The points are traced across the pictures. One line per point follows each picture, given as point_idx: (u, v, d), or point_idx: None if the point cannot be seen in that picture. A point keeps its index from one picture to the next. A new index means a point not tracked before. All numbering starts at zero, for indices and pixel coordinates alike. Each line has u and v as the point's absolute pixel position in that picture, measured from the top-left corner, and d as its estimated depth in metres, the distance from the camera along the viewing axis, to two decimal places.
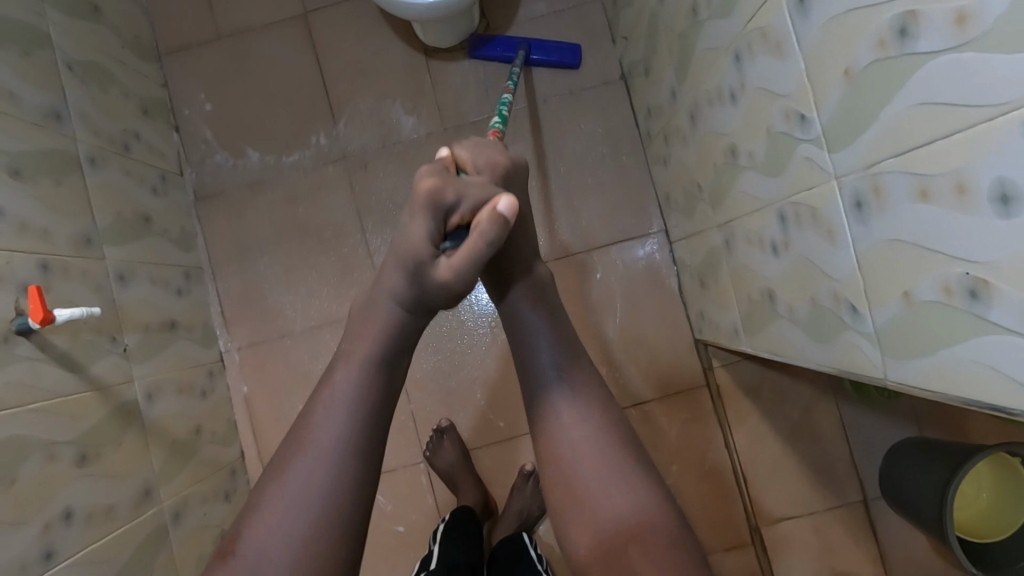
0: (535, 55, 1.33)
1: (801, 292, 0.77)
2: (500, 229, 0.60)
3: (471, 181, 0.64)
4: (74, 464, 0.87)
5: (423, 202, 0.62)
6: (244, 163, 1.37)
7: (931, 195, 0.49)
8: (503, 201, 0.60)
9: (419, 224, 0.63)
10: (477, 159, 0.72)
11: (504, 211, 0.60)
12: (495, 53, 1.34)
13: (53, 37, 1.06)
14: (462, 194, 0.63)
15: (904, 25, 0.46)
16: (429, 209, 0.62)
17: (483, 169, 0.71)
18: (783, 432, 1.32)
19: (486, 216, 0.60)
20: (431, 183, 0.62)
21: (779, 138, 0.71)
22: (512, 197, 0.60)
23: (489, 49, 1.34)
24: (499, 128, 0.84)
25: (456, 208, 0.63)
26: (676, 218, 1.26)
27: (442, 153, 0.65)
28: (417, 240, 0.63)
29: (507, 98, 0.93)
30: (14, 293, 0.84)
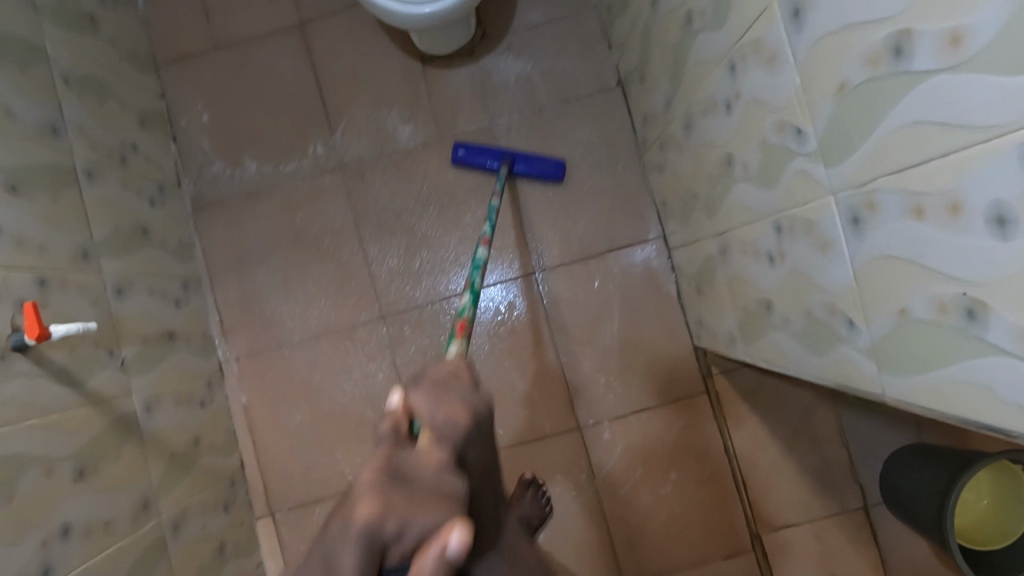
0: (519, 167, 1.32)
1: (796, 303, 0.77)
2: (446, 571, 0.43)
3: (420, 472, 0.47)
4: (73, 478, 0.87)
5: (357, 534, 0.43)
6: (241, 172, 1.37)
7: (925, 213, 0.48)
8: (452, 532, 0.42)
9: (342, 555, 0.43)
10: (434, 414, 0.55)
11: (453, 556, 0.42)
12: (480, 163, 1.32)
13: (50, 50, 1.06)
14: (406, 520, 0.43)
15: (897, 44, 0.46)
16: (362, 543, 0.43)
17: (444, 433, 0.54)
18: (782, 438, 1.32)
19: (426, 557, 0.42)
20: (371, 509, 0.43)
21: (772, 150, 0.71)
22: (464, 538, 0.42)
23: (473, 157, 1.32)
24: (468, 315, 0.88)
25: (398, 543, 0.43)
26: (673, 224, 1.26)
27: (394, 412, 0.54)
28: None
29: (480, 261, 0.98)
30: (10, 309, 0.84)
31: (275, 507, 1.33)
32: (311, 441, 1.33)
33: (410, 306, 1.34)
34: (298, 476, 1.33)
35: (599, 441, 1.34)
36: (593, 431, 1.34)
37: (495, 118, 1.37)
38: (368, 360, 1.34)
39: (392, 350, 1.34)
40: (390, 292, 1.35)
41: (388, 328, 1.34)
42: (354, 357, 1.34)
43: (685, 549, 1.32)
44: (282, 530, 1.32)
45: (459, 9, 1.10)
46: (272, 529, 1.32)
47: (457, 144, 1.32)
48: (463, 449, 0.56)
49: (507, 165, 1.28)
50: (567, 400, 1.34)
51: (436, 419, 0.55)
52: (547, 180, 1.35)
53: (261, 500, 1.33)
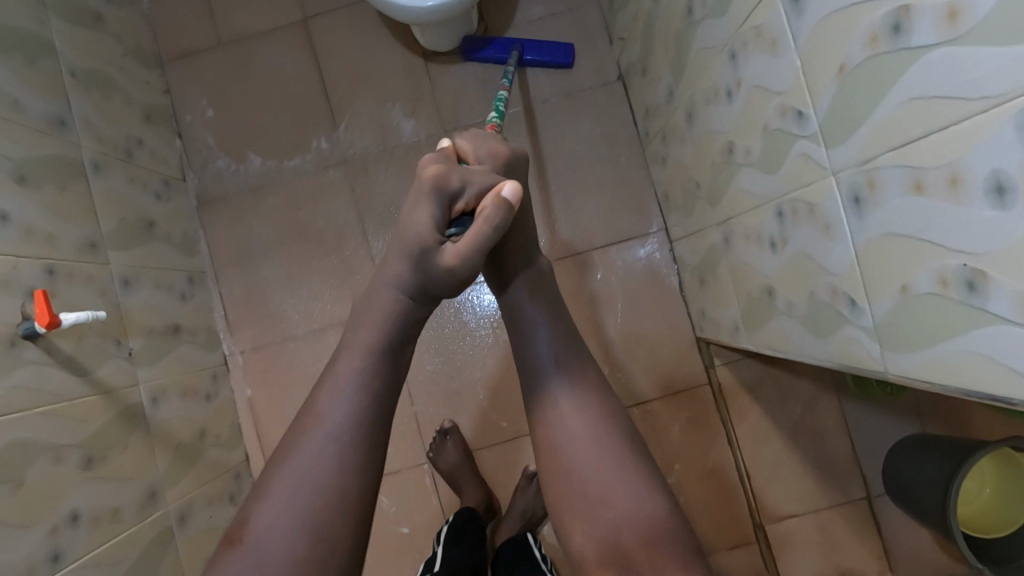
0: (529, 55, 1.34)
1: (800, 288, 0.77)
2: (502, 208, 0.68)
3: (474, 173, 0.72)
4: (81, 466, 0.88)
5: (432, 193, 0.69)
6: (245, 168, 1.38)
7: (926, 187, 0.49)
8: (507, 187, 0.69)
9: (423, 211, 0.69)
10: (478, 151, 0.79)
11: (507, 194, 0.68)
12: (488, 56, 1.33)
13: (57, 45, 1.07)
14: (465, 182, 0.71)
15: (897, 21, 0.47)
16: (435, 198, 0.69)
17: (483, 158, 0.79)
18: (785, 429, 1.32)
19: (488, 202, 0.68)
20: (437, 170, 0.70)
21: (775, 135, 0.71)
22: (515, 185, 0.69)
23: (482, 52, 1.33)
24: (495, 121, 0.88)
25: (462, 197, 0.71)
26: (675, 217, 1.26)
27: (445, 149, 0.77)
28: (423, 222, 0.69)
29: (503, 93, 0.93)
30: (20, 298, 0.84)
31: None
32: None
33: None
34: None
35: None
36: None
37: None
38: None
39: None
40: None
41: None
42: None
43: None
44: None
45: (462, 2, 1.11)
46: None
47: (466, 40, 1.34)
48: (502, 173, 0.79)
49: (518, 51, 1.30)
50: None
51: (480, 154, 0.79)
52: (554, 67, 1.37)
53: None
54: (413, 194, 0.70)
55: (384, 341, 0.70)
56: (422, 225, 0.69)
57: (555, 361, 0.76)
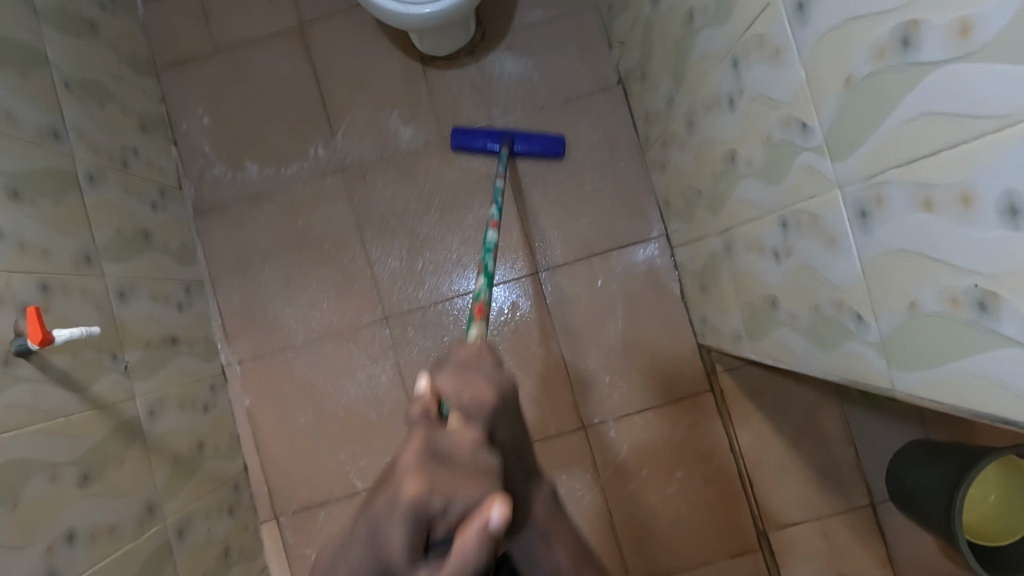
0: (520, 145, 1.31)
1: (803, 299, 0.76)
2: (488, 546, 0.43)
3: (458, 449, 0.49)
4: (78, 484, 0.87)
5: (404, 509, 0.44)
6: (242, 176, 1.37)
7: (935, 205, 0.48)
8: (493, 509, 0.43)
9: (395, 529, 0.44)
10: (461, 395, 0.57)
11: (494, 529, 0.42)
12: (480, 145, 1.31)
13: (50, 56, 1.06)
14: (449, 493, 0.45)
15: (905, 35, 0.46)
16: (411, 517, 0.44)
17: (472, 412, 0.55)
18: (788, 435, 1.31)
19: (468, 535, 0.42)
20: (418, 488, 0.45)
21: (777, 145, 0.70)
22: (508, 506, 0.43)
23: (473, 141, 1.31)
24: (483, 298, 0.88)
25: (444, 518, 0.45)
26: (676, 223, 1.25)
27: (423, 396, 0.55)
28: (391, 550, 0.44)
29: (491, 244, 1.00)
30: (13, 314, 0.83)
31: (280, 511, 1.32)
32: (315, 445, 1.33)
33: (412, 308, 1.34)
34: (303, 480, 1.32)
35: (604, 441, 1.33)
36: (598, 431, 1.34)
37: (496, 117, 1.36)
38: (372, 362, 1.34)
39: (395, 351, 1.34)
40: (393, 293, 1.34)
41: (390, 329, 1.34)
42: (357, 360, 1.34)
43: (692, 549, 1.31)
44: (287, 534, 1.31)
45: (460, 9, 1.10)
46: (277, 533, 1.32)
47: (456, 129, 1.32)
48: (492, 427, 0.57)
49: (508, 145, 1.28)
50: (571, 399, 1.34)
51: (462, 400, 0.56)
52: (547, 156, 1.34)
53: (266, 505, 1.32)
54: (386, 492, 0.46)
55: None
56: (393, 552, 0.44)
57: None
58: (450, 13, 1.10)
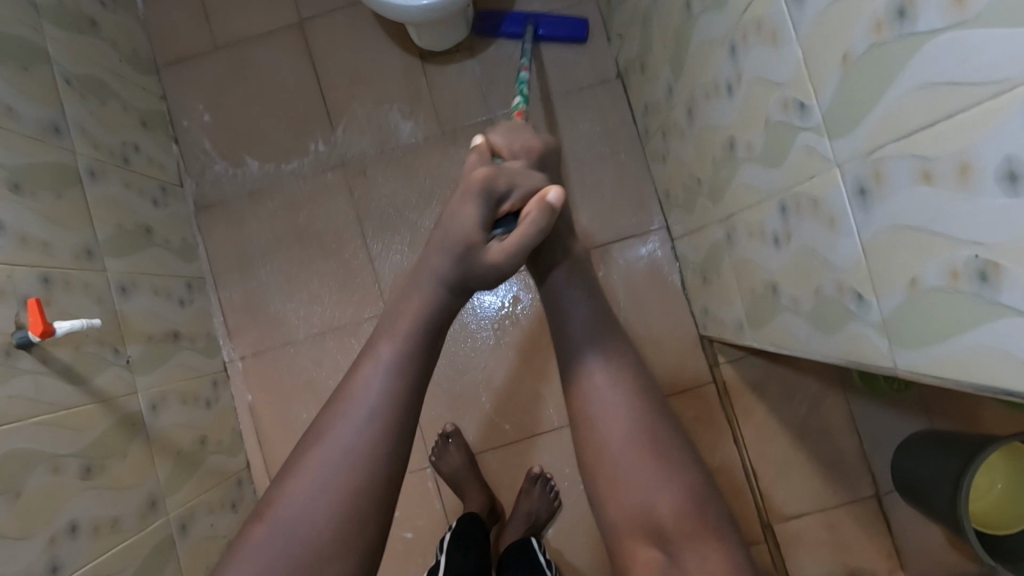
0: (542, 30, 1.33)
1: (805, 283, 0.76)
2: (547, 211, 0.67)
3: (514, 170, 0.70)
4: (80, 475, 0.87)
5: (480, 191, 0.67)
6: (243, 172, 1.38)
7: (934, 177, 0.48)
8: (550, 190, 0.68)
9: (471, 209, 0.67)
10: (512, 144, 0.79)
11: (552, 199, 0.67)
12: (502, 30, 1.34)
13: (51, 52, 1.06)
14: (512, 185, 0.69)
15: (901, 7, 0.46)
16: (483, 198, 0.67)
17: (519, 153, 0.79)
18: (792, 426, 1.30)
19: (533, 207, 0.67)
20: (487, 175, 0.68)
21: (777, 128, 0.70)
22: (560, 189, 0.68)
23: (496, 26, 1.34)
24: (522, 107, 0.95)
25: (509, 200, 0.69)
26: (677, 214, 1.25)
27: (479, 145, 0.76)
28: (468, 222, 0.66)
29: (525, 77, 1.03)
30: (14, 306, 0.83)
31: None
32: None
33: None
34: None
35: None
36: None
37: (495, 110, 1.37)
38: None
39: None
40: (394, 288, 1.35)
41: None
42: (359, 355, 1.34)
43: None
44: None
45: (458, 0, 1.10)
46: None
47: (480, 14, 1.34)
48: (537, 166, 0.80)
49: (531, 25, 1.30)
50: None
51: (515, 148, 0.79)
52: (571, 43, 1.36)
53: None
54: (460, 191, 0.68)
55: (426, 327, 0.64)
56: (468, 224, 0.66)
57: (589, 331, 0.72)
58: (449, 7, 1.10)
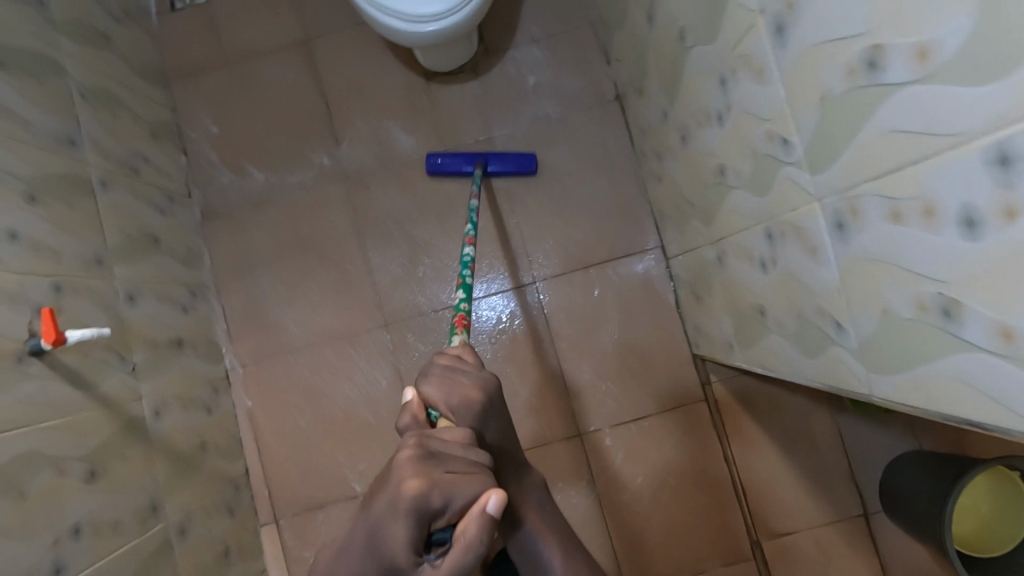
0: (492, 167, 1.34)
1: (787, 306, 0.79)
2: (486, 529, 0.55)
3: (451, 457, 0.60)
4: (84, 480, 0.88)
5: (408, 507, 0.55)
6: (248, 183, 1.41)
7: (903, 216, 0.51)
8: (489, 498, 0.55)
9: (400, 529, 0.55)
10: (450, 400, 0.73)
11: (491, 514, 0.55)
12: (453, 167, 1.34)
13: (67, 66, 1.09)
14: (450, 492, 0.57)
15: (871, 58, 0.49)
16: (415, 516, 0.56)
17: (458, 414, 0.73)
18: (782, 443, 1.30)
19: (470, 521, 0.55)
20: (417, 489, 0.56)
21: (763, 157, 0.74)
22: (501, 496, 0.55)
23: (447, 165, 1.34)
24: (466, 310, 0.96)
25: (444, 510, 0.56)
26: (671, 233, 1.26)
27: (411, 404, 0.73)
28: (396, 549, 0.56)
29: (468, 259, 1.04)
30: (27, 314, 0.85)
31: (280, 512, 1.34)
32: (315, 447, 1.35)
33: (413, 313, 1.37)
34: (302, 481, 1.34)
35: (600, 449, 1.33)
36: (594, 440, 1.34)
37: (496, 129, 1.39)
38: (371, 368, 1.36)
39: (395, 356, 1.36)
40: (391, 301, 1.37)
41: (391, 335, 1.37)
42: (358, 364, 1.37)
43: (681, 553, 1.30)
44: (285, 535, 1.33)
45: (460, 27, 1.11)
46: (276, 533, 1.33)
47: (429, 155, 1.35)
48: (477, 425, 0.75)
49: (479, 167, 1.31)
50: (567, 405, 1.35)
51: (452, 403, 0.73)
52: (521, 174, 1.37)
53: (266, 506, 1.34)
54: (388, 498, 0.57)
55: None
56: (398, 550, 0.56)
57: None
58: (451, 32, 1.11)
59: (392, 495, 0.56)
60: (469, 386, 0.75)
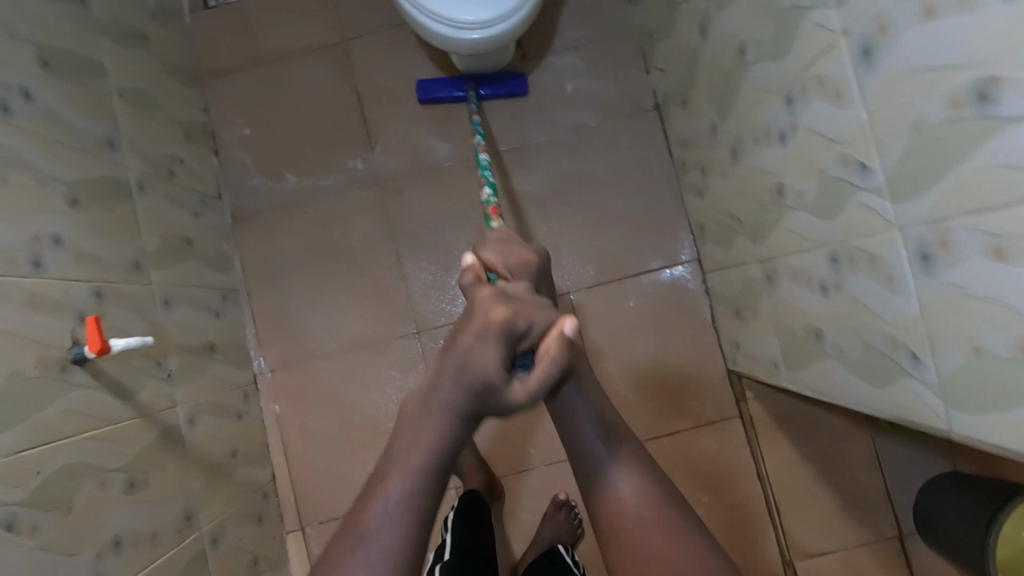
0: (484, 90, 1.34)
1: (851, 333, 0.77)
2: (565, 349, 0.62)
3: (520, 295, 0.67)
4: (123, 491, 0.86)
5: (498, 332, 0.61)
6: (279, 186, 1.39)
7: (1008, 253, 0.49)
8: (565, 324, 0.63)
9: (491, 350, 0.61)
10: (507, 262, 0.79)
11: (568, 335, 0.62)
12: (445, 95, 1.35)
13: (107, 65, 1.08)
14: (531, 318, 0.63)
15: (983, 89, 0.47)
16: (503, 339, 0.61)
17: (517, 272, 0.78)
18: (816, 462, 1.28)
19: (550, 340, 0.62)
20: (504, 315, 0.62)
21: (833, 180, 0.72)
22: (575, 319, 0.64)
23: (438, 93, 1.34)
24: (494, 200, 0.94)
25: (527, 334, 0.63)
26: (711, 247, 1.24)
27: (472, 267, 0.76)
28: (489, 368, 0.61)
29: (486, 161, 1.01)
30: (71, 322, 0.83)
31: (306, 521, 1.33)
32: (342, 455, 1.34)
33: (444, 321, 1.35)
34: (329, 490, 1.33)
35: None
36: None
37: (532, 136, 1.37)
38: (401, 376, 1.35)
39: (425, 364, 1.35)
40: (422, 309, 1.35)
41: (421, 342, 1.35)
42: (387, 372, 1.35)
43: None
44: (311, 544, 1.32)
45: (504, 36, 1.09)
46: (302, 543, 1.32)
47: (419, 84, 1.35)
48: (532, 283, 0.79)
49: (471, 90, 1.31)
50: None
51: (511, 264, 0.79)
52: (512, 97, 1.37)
53: (292, 514, 1.33)
54: (477, 326, 0.62)
55: (439, 459, 0.62)
56: (490, 368, 0.61)
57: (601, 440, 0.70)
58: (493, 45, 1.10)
59: (482, 326, 0.62)
60: (524, 250, 0.81)
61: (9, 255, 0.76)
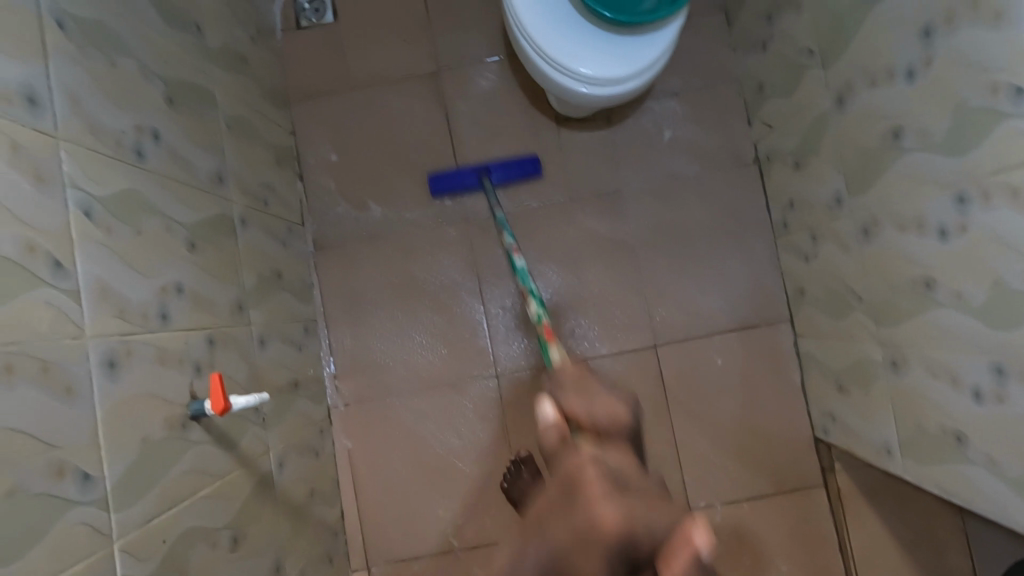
0: (496, 175, 1.31)
1: (1009, 447, 0.74)
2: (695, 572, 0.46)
3: (630, 478, 0.54)
4: (229, 548, 0.84)
5: (612, 538, 0.47)
6: (364, 216, 1.36)
7: None
8: (697, 534, 0.47)
9: (600, 565, 0.47)
10: (598, 419, 0.64)
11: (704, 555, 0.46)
12: (456, 184, 1.31)
13: (217, 96, 1.05)
14: (647, 519, 0.49)
15: None
16: (616, 549, 0.47)
17: (607, 436, 0.62)
18: (902, 540, 1.24)
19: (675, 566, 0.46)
20: (620, 518, 0.48)
21: (1012, 293, 0.69)
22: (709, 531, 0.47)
23: (449, 181, 1.31)
24: (542, 322, 1.02)
25: (646, 541, 0.48)
26: (811, 312, 1.21)
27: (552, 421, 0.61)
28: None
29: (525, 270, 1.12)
30: (190, 373, 0.81)
31: (373, 560, 1.31)
32: (412, 496, 1.31)
33: (524, 366, 1.32)
34: (398, 531, 1.31)
35: (709, 525, 1.28)
36: (704, 515, 1.29)
37: (625, 182, 1.34)
38: (478, 421, 1.32)
39: (501, 407, 1.32)
40: (502, 353, 1.33)
41: (500, 385, 1.32)
42: (463, 415, 1.32)
43: None
44: None
45: (608, 99, 1.07)
46: None
47: (430, 175, 1.32)
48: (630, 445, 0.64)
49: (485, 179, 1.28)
50: (678, 478, 1.30)
51: (600, 421, 0.64)
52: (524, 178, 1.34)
53: (359, 552, 1.31)
54: (581, 519, 0.49)
55: None
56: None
57: None
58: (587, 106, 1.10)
59: (586, 531, 0.48)
60: (616, 404, 0.67)
61: (142, 309, 0.73)
